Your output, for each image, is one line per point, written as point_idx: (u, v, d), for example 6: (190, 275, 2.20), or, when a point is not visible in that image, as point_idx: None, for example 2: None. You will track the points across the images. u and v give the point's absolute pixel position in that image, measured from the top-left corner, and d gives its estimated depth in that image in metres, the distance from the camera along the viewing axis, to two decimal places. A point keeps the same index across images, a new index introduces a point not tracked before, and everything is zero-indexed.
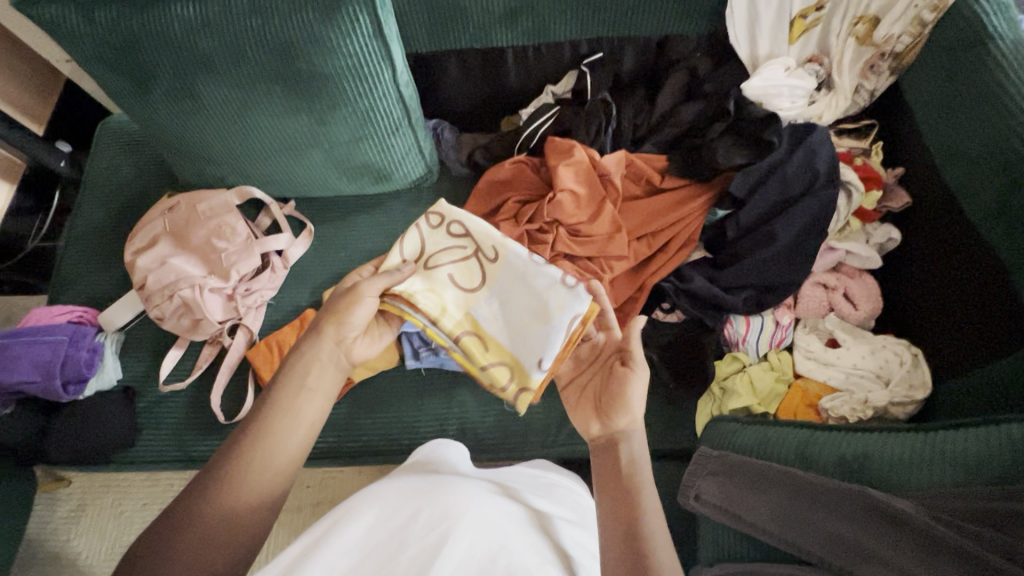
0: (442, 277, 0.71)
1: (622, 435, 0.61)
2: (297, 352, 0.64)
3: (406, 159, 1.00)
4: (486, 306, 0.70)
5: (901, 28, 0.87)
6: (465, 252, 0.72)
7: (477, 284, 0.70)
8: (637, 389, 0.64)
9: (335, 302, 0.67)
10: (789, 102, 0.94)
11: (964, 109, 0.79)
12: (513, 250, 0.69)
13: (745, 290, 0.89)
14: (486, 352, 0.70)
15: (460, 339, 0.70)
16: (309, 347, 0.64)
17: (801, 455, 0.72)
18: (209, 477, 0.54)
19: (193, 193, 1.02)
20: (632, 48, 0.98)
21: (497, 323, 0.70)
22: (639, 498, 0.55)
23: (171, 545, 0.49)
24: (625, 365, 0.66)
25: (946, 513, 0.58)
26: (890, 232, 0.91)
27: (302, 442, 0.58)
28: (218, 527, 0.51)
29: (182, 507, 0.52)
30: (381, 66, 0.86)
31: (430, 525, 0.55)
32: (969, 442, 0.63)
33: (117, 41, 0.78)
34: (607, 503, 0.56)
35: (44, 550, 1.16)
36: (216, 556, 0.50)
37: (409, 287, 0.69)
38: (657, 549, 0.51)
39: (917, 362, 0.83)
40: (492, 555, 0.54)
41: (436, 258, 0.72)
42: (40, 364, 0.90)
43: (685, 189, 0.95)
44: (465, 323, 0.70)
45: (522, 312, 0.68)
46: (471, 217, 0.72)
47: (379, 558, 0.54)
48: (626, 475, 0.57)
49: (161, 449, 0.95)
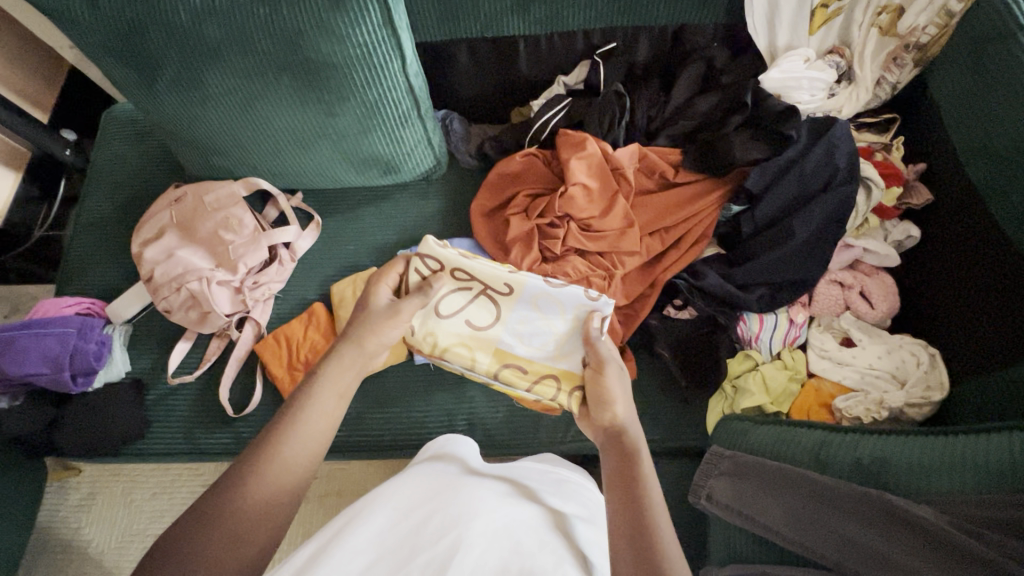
0: (459, 323, 0.78)
1: (615, 429, 0.62)
2: (334, 356, 0.65)
3: (416, 150, 0.99)
4: (510, 333, 0.78)
5: (927, 19, 0.84)
6: (474, 292, 0.77)
7: (496, 318, 0.78)
8: (617, 385, 0.67)
9: (372, 321, 0.69)
10: (808, 96, 0.91)
11: (992, 103, 0.76)
12: (523, 281, 0.76)
13: (760, 287, 0.87)
14: (527, 374, 0.78)
15: (498, 375, 0.79)
16: (344, 352, 0.66)
17: (816, 457, 0.71)
18: (231, 476, 0.54)
19: (200, 184, 1.00)
20: (647, 37, 0.96)
21: (527, 344, 0.78)
22: (643, 484, 0.54)
23: (195, 541, 0.50)
24: (597, 372, 0.69)
25: (966, 521, 0.57)
26: (909, 229, 0.89)
27: (320, 436, 0.59)
28: (243, 526, 0.52)
29: (207, 504, 0.52)
30: (391, 55, 0.84)
31: (441, 530, 0.55)
32: (989, 449, 0.61)
33: (120, 26, 0.76)
34: (610, 485, 0.56)
35: (56, 537, 1.17)
36: (237, 554, 0.51)
37: (436, 346, 0.79)
38: (667, 542, 0.50)
39: (935, 363, 0.82)
40: (504, 563, 0.53)
41: (449, 302, 0.78)
42: (48, 356, 0.89)
43: (699, 184, 0.92)
44: (496, 357, 0.78)
45: (548, 328, 0.77)
46: (467, 260, 0.76)
47: (390, 563, 0.53)
48: (630, 457, 0.58)
49: (170, 441, 0.95)
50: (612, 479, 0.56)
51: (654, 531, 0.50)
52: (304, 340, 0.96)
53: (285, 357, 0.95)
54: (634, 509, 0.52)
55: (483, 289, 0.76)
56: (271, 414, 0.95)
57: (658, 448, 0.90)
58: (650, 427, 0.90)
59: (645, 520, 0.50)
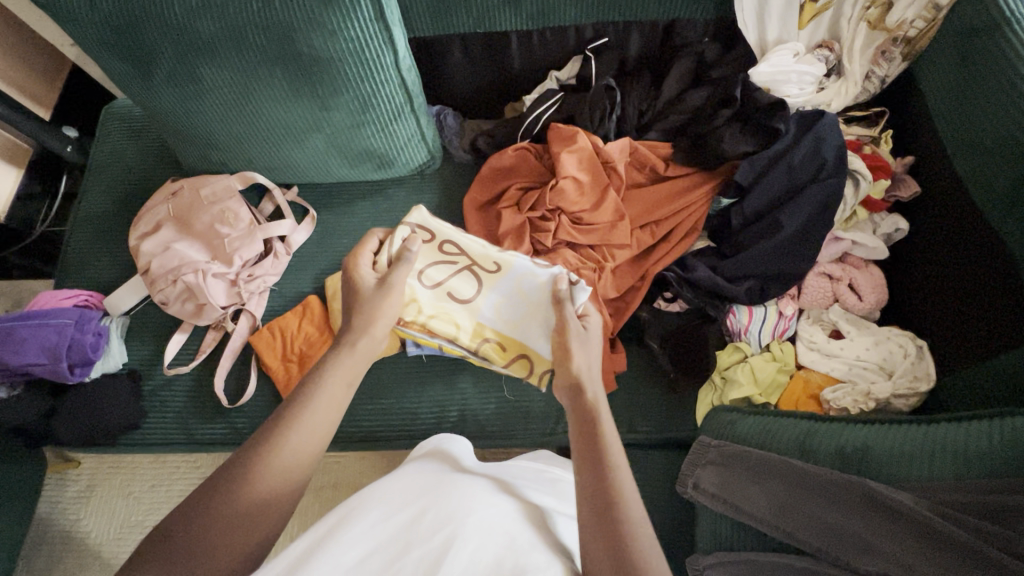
0: (443, 296, 0.80)
1: (576, 386, 0.64)
2: (345, 349, 0.67)
3: (408, 144, 1.00)
4: (489, 308, 0.80)
5: (914, 12, 0.85)
6: (459, 266, 0.80)
7: (477, 293, 0.80)
8: (580, 343, 0.68)
9: (367, 304, 0.70)
10: (797, 89, 0.92)
11: (980, 95, 0.76)
12: (511, 260, 0.78)
13: (748, 280, 0.88)
14: (503, 351, 0.83)
15: (478, 347, 0.82)
16: (356, 343, 0.68)
17: (801, 446, 0.71)
18: (235, 469, 0.55)
19: (197, 178, 1.02)
20: (638, 32, 0.97)
21: (508, 321, 0.80)
22: (611, 467, 0.54)
23: (200, 529, 0.51)
24: (561, 334, 0.69)
25: (945, 506, 0.57)
26: (898, 222, 0.90)
27: (328, 426, 0.60)
28: (232, 524, 0.52)
29: (209, 493, 0.54)
30: (383, 50, 0.85)
31: (434, 527, 0.54)
32: (972, 436, 0.61)
33: (118, 21, 0.77)
34: (576, 453, 0.57)
35: (55, 528, 1.19)
36: (239, 544, 0.52)
37: (420, 316, 0.79)
38: (645, 538, 0.50)
39: (922, 354, 0.82)
40: (498, 558, 0.52)
41: (432, 274, 0.80)
42: (46, 347, 0.91)
43: (689, 176, 0.93)
44: (476, 330, 0.82)
45: (528, 310, 0.79)
46: (458, 234, 0.79)
47: (386, 559, 0.52)
48: (590, 424, 0.59)
49: (167, 431, 0.96)
50: (575, 449, 0.58)
51: (626, 520, 0.50)
52: (300, 333, 0.97)
53: (278, 348, 0.96)
54: (598, 493, 0.52)
55: (467, 263, 0.79)
56: (266, 404, 0.96)
57: (647, 439, 0.91)
58: (641, 418, 0.91)
59: (611, 507, 0.51)
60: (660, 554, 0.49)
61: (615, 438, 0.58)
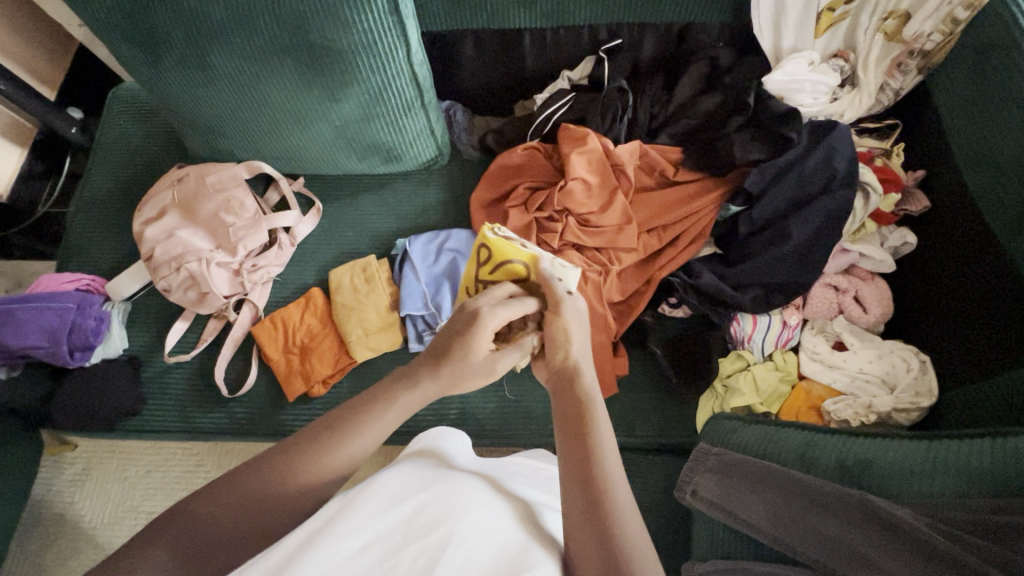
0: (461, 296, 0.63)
1: (568, 372, 0.60)
2: (411, 384, 0.59)
3: (418, 140, 0.99)
4: None
5: (932, 25, 0.84)
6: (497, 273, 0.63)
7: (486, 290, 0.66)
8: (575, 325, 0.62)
9: (467, 373, 0.59)
10: (811, 99, 0.91)
11: (996, 111, 0.76)
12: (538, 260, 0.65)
13: (754, 287, 0.88)
14: None
15: None
16: (420, 387, 0.58)
17: (801, 456, 0.71)
18: (254, 465, 0.54)
19: (203, 166, 1.01)
20: (652, 34, 0.96)
21: None
22: (598, 459, 0.53)
23: (205, 518, 0.51)
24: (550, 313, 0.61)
25: (945, 524, 0.57)
26: (905, 236, 0.90)
27: (374, 441, 0.57)
28: (239, 518, 0.52)
29: (220, 484, 0.53)
30: (396, 42, 0.84)
31: (432, 522, 0.54)
32: (972, 452, 0.62)
33: (128, 3, 0.76)
34: (561, 440, 0.56)
35: (50, 510, 1.19)
36: (243, 537, 0.52)
37: None
38: (636, 538, 0.50)
39: (925, 369, 0.82)
40: (496, 559, 0.52)
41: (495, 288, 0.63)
42: (46, 329, 0.91)
43: (699, 182, 0.92)
44: None
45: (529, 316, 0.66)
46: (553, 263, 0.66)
47: (383, 551, 0.52)
48: (579, 415, 0.57)
49: (165, 417, 0.96)
50: (562, 438, 0.56)
51: (614, 513, 0.50)
52: (302, 325, 0.97)
53: (280, 341, 0.96)
54: (585, 475, 0.53)
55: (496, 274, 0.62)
56: (265, 395, 0.96)
57: (646, 443, 0.91)
58: (639, 422, 0.91)
59: (600, 494, 0.51)
60: (653, 556, 0.49)
61: (605, 428, 0.56)
